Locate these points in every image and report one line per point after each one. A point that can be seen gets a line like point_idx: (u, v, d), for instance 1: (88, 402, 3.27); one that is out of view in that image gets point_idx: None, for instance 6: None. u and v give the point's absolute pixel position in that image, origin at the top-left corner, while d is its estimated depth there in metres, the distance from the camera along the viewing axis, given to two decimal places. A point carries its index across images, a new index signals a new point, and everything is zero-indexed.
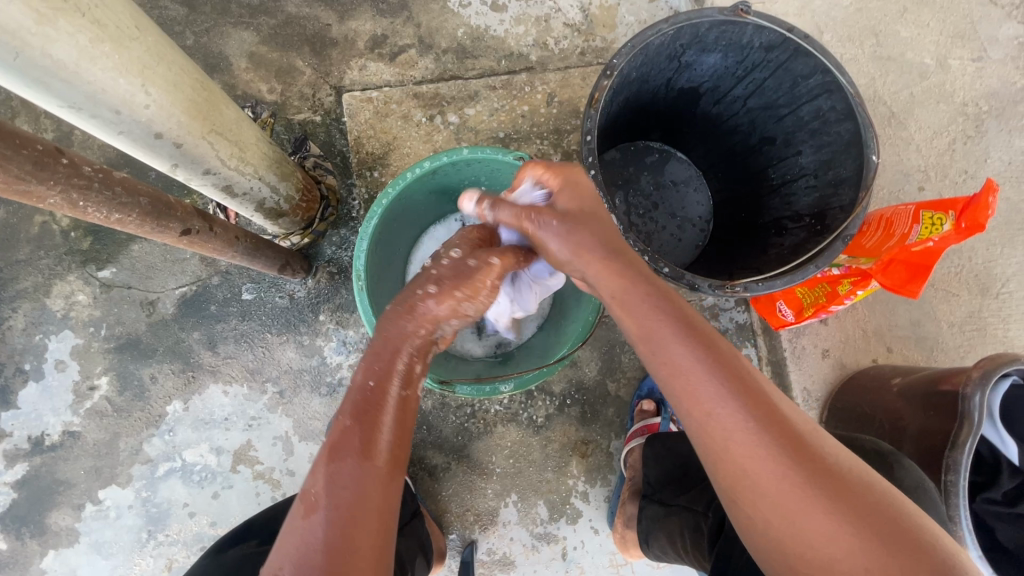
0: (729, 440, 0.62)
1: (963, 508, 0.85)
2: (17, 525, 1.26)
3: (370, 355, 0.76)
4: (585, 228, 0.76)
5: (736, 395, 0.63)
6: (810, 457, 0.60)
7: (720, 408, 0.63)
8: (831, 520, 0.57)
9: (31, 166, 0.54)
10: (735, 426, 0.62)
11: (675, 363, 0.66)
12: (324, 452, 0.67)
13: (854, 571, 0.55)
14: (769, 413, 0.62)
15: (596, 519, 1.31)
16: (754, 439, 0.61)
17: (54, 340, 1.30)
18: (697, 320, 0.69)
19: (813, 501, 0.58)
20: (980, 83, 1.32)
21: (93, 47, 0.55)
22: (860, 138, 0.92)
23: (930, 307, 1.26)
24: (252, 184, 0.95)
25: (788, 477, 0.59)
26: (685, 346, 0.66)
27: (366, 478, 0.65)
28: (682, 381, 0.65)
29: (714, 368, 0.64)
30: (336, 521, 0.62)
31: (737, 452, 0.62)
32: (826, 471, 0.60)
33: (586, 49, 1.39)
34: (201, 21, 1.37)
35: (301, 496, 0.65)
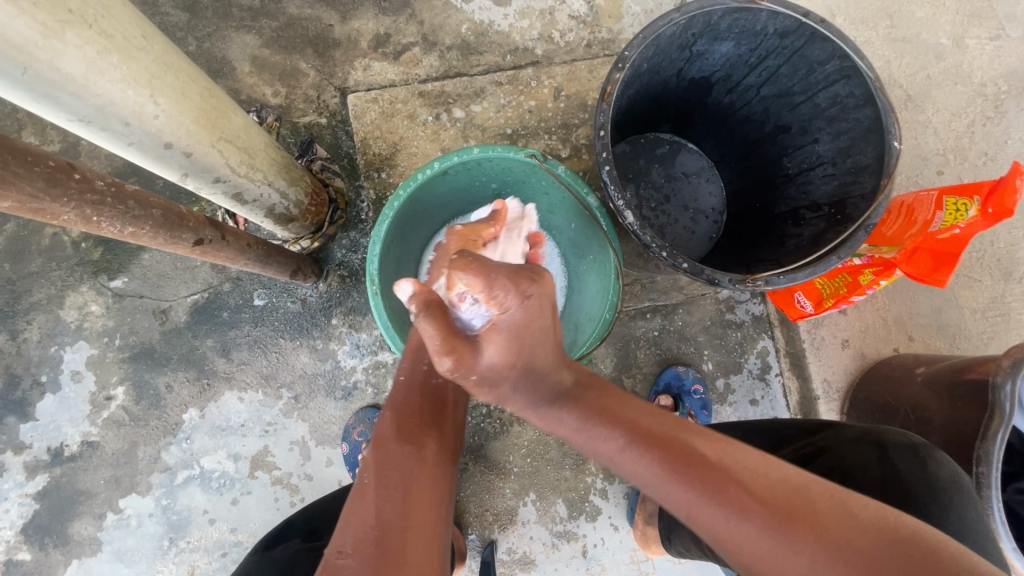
0: (727, 543, 0.60)
1: (996, 500, 0.82)
2: (41, 536, 1.27)
3: (411, 357, 0.84)
4: (511, 349, 0.68)
5: (706, 494, 0.61)
6: (804, 522, 0.56)
7: (699, 515, 0.61)
8: (804, 560, 0.55)
9: (43, 183, 0.53)
10: (690, 503, 0.62)
11: (609, 450, 0.71)
12: (376, 439, 0.71)
13: None
14: (703, 467, 0.63)
15: (615, 516, 1.31)
16: (697, 499, 0.61)
17: (69, 351, 1.30)
18: (641, 425, 0.69)
19: (776, 543, 0.56)
20: (998, 63, 1.29)
21: (101, 59, 0.54)
22: (881, 124, 0.89)
23: (952, 294, 1.24)
24: (262, 191, 0.94)
25: (794, 554, 0.55)
26: (640, 461, 0.67)
27: (413, 460, 0.69)
28: (662, 497, 0.65)
29: (639, 442, 0.68)
30: (393, 498, 0.64)
31: (738, 549, 0.59)
32: (830, 530, 0.55)
33: (592, 40, 1.37)
34: (203, 26, 1.36)
35: (354, 483, 0.68)
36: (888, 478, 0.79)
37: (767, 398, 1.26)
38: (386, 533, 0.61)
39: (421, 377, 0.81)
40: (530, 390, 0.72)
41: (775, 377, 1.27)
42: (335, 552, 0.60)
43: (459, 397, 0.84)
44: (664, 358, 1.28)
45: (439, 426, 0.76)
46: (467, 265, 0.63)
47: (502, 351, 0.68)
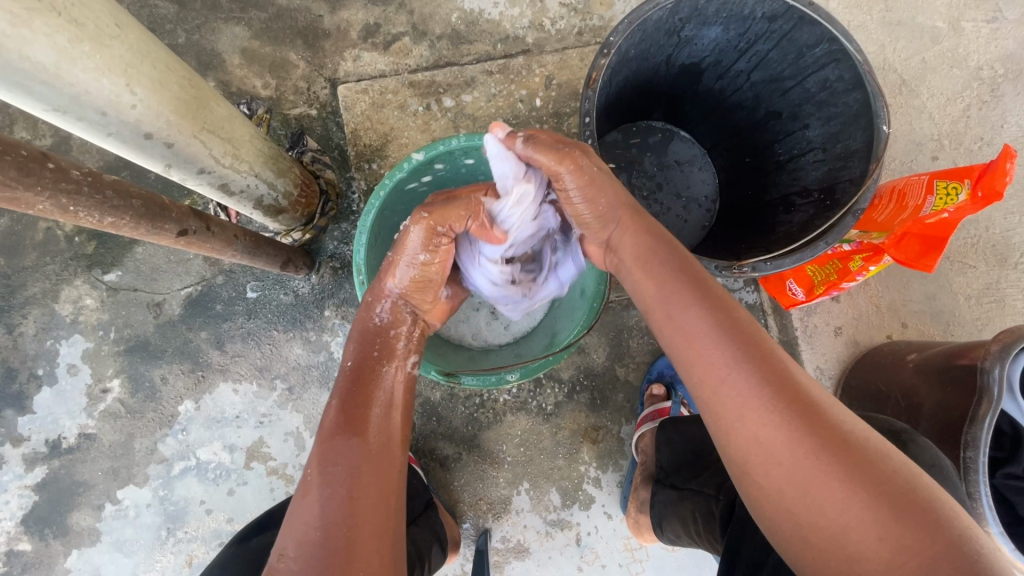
0: (741, 409, 0.61)
1: (982, 485, 0.82)
2: (40, 527, 1.29)
3: (357, 344, 0.82)
4: (609, 185, 0.79)
5: (748, 360, 0.62)
6: (821, 422, 0.58)
7: (731, 373, 0.62)
8: (849, 492, 0.55)
9: (16, 172, 0.53)
10: (725, 361, 0.63)
11: (685, 329, 0.67)
12: (325, 432, 0.70)
13: (866, 543, 0.53)
14: (783, 380, 0.61)
15: (609, 504, 1.31)
16: (766, 406, 0.59)
17: (65, 345, 1.31)
18: (712, 286, 0.69)
19: (827, 469, 0.56)
20: (994, 46, 1.27)
21: (72, 48, 0.54)
22: (870, 108, 0.88)
23: (946, 280, 1.23)
24: (249, 182, 0.94)
25: (800, 442, 0.57)
26: (697, 311, 0.66)
27: (360, 455, 0.68)
28: (696, 347, 0.65)
29: (725, 329, 0.64)
30: (335, 496, 0.64)
31: (748, 421, 0.60)
32: (840, 439, 0.57)
33: (583, 28, 1.36)
34: (191, 18, 1.35)
35: (301, 479, 0.67)
36: None
37: None
38: (329, 533, 0.61)
39: (366, 363, 0.79)
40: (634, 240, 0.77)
41: None
42: (277, 553, 0.61)
43: (407, 380, 0.82)
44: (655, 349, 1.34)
45: (385, 415, 0.74)
46: (574, 152, 0.76)
47: (609, 193, 0.79)
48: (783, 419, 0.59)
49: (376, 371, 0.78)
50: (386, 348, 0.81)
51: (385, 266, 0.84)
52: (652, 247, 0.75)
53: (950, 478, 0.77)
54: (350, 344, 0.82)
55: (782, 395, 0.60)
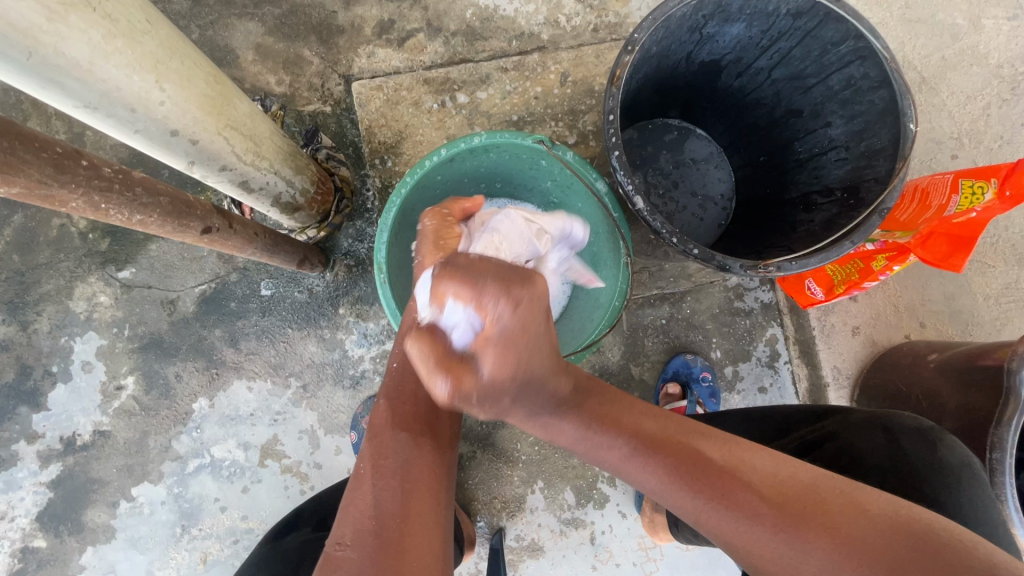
0: (730, 536, 0.61)
1: (1009, 485, 0.82)
2: (55, 523, 1.29)
3: (406, 351, 0.85)
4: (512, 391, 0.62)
5: (701, 488, 0.63)
6: (797, 510, 0.58)
7: (701, 504, 0.63)
8: (810, 554, 0.56)
9: (51, 169, 0.53)
10: (689, 499, 0.63)
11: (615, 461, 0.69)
12: (375, 429, 0.72)
13: None
14: (743, 486, 0.62)
15: (623, 503, 1.31)
16: (742, 522, 0.60)
17: (80, 341, 1.31)
18: (647, 423, 0.70)
19: (781, 540, 0.58)
20: (1015, 43, 1.26)
21: (106, 43, 0.54)
22: (896, 106, 0.87)
23: (965, 279, 1.22)
24: (268, 179, 0.94)
25: (793, 541, 0.57)
26: (640, 460, 0.67)
27: (411, 447, 0.69)
28: (662, 496, 0.66)
29: (669, 465, 0.65)
30: (390, 485, 0.65)
31: (741, 543, 0.60)
32: (824, 521, 0.57)
33: (599, 25, 1.35)
34: (205, 14, 1.35)
35: (353, 474, 0.68)
36: (906, 468, 0.79)
37: (776, 385, 1.26)
38: (385, 520, 0.61)
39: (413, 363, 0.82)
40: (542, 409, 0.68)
41: (785, 365, 1.26)
42: (335, 543, 0.61)
43: None
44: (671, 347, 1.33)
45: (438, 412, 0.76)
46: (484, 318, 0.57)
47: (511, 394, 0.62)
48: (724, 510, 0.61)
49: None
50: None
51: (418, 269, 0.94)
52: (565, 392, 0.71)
53: (977, 478, 0.77)
54: (398, 351, 0.86)
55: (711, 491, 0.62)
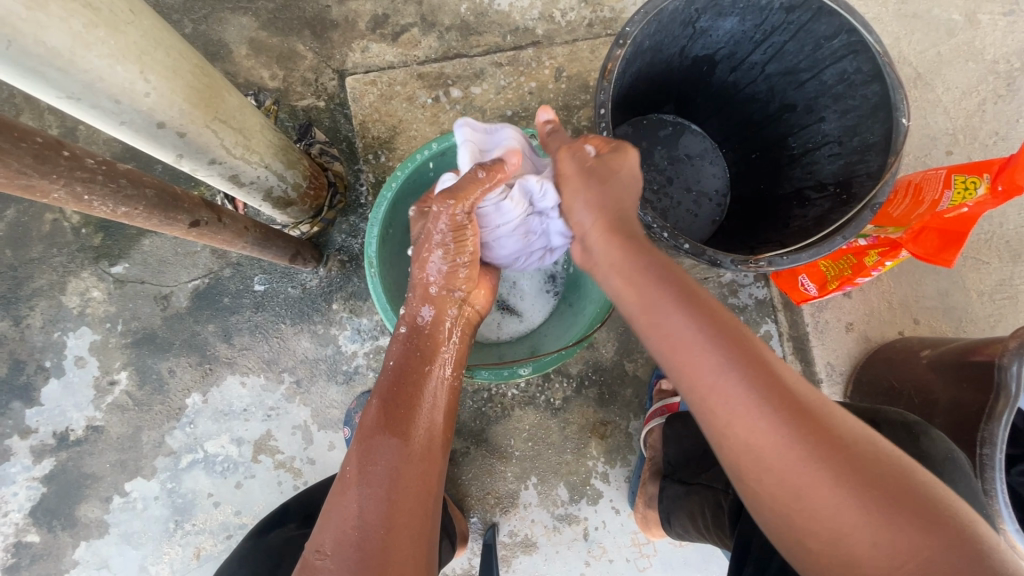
0: (733, 417, 0.59)
1: (999, 482, 0.80)
2: (48, 518, 1.29)
3: (403, 342, 0.80)
4: (599, 192, 0.76)
5: (737, 362, 0.59)
6: (814, 424, 0.57)
7: (722, 379, 0.59)
8: (846, 499, 0.54)
9: (31, 159, 0.53)
10: (715, 364, 0.60)
11: (675, 335, 0.63)
12: (364, 431, 0.69)
13: (862, 549, 0.52)
14: (774, 382, 0.59)
15: (616, 499, 1.31)
16: (757, 412, 0.57)
17: (73, 337, 1.31)
18: (695, 287, 0.66)
19: (821, 477, 0.55)
20: (1011, 39, 1.26)
21: (87, 33, 0.53)
22: (889, 101, 0.86)
23: (959, 276, 1.22)
24: (259, 173, 0.93)
25: (795, 449, 0.56)
26: (681, 314, 0.63)
27: (399, 457, 0.67)
28: (682, 354, 0.62)
29: (709, 332, 0.61)
30: (374, 496, 0.64)
31: (742, 429, 0.58)
32: (836, 444, 0.56)
33: (594, 20, 1.34)
34: (198, 8, 1.34)
35: (338, 476, 0.67)
36: None
37: None
38: (366, 533, 0.62)
39: (411, 362, 0.77)
40: (619, 233, 0.72)
41: None
42: (314, 550, 0.62)
43: (453, 388, 0.79)
44: None
45: (429, 417, 0.72)
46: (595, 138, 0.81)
47: (599, 196, 0.76)
48: (776, 429, 0.57)
49: (422, 373, 0.76)
50: (432, 347, 0.80)
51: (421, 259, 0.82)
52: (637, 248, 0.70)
53: (965, 473, 0.77)
54: (395, 343, 0.80)
55: (771, 404, 0.57)
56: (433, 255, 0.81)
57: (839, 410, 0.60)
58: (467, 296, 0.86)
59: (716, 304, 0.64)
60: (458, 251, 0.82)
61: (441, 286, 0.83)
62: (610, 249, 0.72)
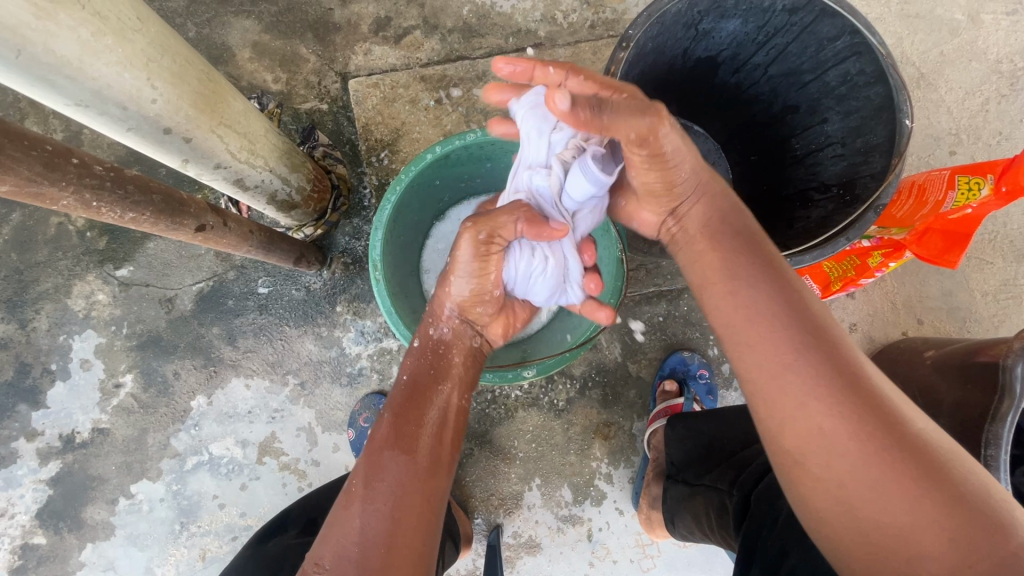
0: (803, 393, 0.58)
1: (1004, 483, 0.78)
2: (55, 520, 1.29)
3: (415, 359, 0.81)
4: (689, 152, 0.74)
5: (813, 344, 0.60)
6: (888, 413, 0.56)
7: (795, 355, 0.60)
8: (920, 492, 0.51)
9: (41, 168, 0.53)
10: (788, 344, 0.61)
11: (749, 309, 0.65)
12: (372, 446, 0.70)
13: (931, 542, 0.49)
14: (847, 366, 0.59)
15: (620, 500, 1.31)
16: (831, 392, 0.57)
17: (78, 339, 1.31)
18: (779, 271, 0.68)
19: (897, 466, 0.53)
20: (1014, 38, 1.25)
21: (95, 41, 0.54)
22: (892, 102, 0.86)
23: (963, 276, 1.22)
24: (263, 177, 0.94)
25: (869, 433, 0.55)
26: (760, 294, 0.65)
27: (403, 472, 0.67)
28: (756, 328, 0.64)
29: (785, 313, 0.63)
30: (378, 511, 0.64)
31: (813, 407, 0.57)
32: (908, 437, 0.54)
33: (596, 21, 1.34)
34: (202, 12, 1.34)
35: (344, 491, 0.67)
36: None
37: None
38: (366, 552, 0.61)
39: (423, 379, 0.78)
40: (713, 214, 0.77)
41: None
42: (314, 562, 0.62)
43: (459, 412, 0.78)
44: (668, 345, 1.33)
45: (435, 434, 0.72)
46: (649, 105, 0.65)
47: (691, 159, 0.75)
48: (852, 411, 0.55)
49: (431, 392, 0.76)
50: (445, 365, 0.81)
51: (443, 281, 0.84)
52: (726, 244, 0.73)
53: None
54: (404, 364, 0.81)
55: (851, 386, 0.57)
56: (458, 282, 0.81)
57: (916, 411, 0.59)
58: (479, 326, 0.87)
59: (802, 289, 0.66)
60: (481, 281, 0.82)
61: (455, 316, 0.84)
62: (705, 229, 0.77)
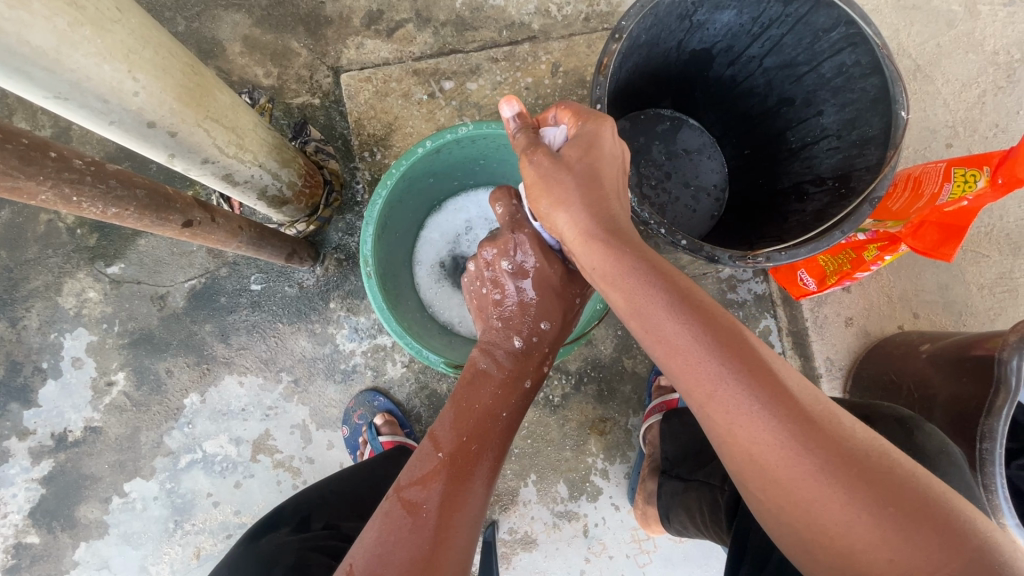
0: (733, 425, 0.55)
1: (999, 477, 0.79)
2: (48, 519, 1.29)
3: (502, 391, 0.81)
4: (570, 187, 0.68)
5: (735, 372, 0.55)
6: (821, 436, 0.53)
7: (719, 388, 0.55)
8: (855, 514, 0.50)
9: (17, 161, 0.52)
10: (708, 377, 0.56)
11: (665, 339, 0.59)
12: (452, 476, 0.68)
13: (878, 566, 0.49)
14: (776, 393, 0.54)
15: (616, 496, 1.31)
16: (759, 424, 0.54)
17: (70, 337, 1.30)
18: (692, 288, 0.61)
19: (828, 490, 0.51)
20: (1012, 30, 1.24)
21: (72, 32, 0.53)
22: (888, 94, 0.85)
23: (959, 270, 1.21)
24: (253, 172, 0.93)
25: (801, 461, 0.52)
26: (676, 319, 0.58)
27: (474, 505, 0.67)
28: (678, 360, 0.58)
29: (703, 341, 0.57)
30: (450, 539, 0.62)
31: (744, 439, 0.55)
32: (842, 456, 0.52)
33: (591, 14, 1.33)
34: (192, 5, 1.33)
35: (410, 508, 0.64)
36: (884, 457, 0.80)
37: None
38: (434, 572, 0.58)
39: (503, 415, 0.79)
40: (593, 227, 0.66)
41: None
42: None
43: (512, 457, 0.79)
44: None
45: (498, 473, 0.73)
46: (530, 148, 0.71)
47: (565, 193, 0.68)
48: (775, 439, 0.53)
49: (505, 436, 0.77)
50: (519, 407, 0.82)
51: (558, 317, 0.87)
52: (624, 253, 0.64)
53: (959, 468, 0.77)
54: (488, 388, 0.81)
55: (775, 413, 0.54)
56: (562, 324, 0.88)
57: (849, 419, 0.56)
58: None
59: (715, 305, 0.60)
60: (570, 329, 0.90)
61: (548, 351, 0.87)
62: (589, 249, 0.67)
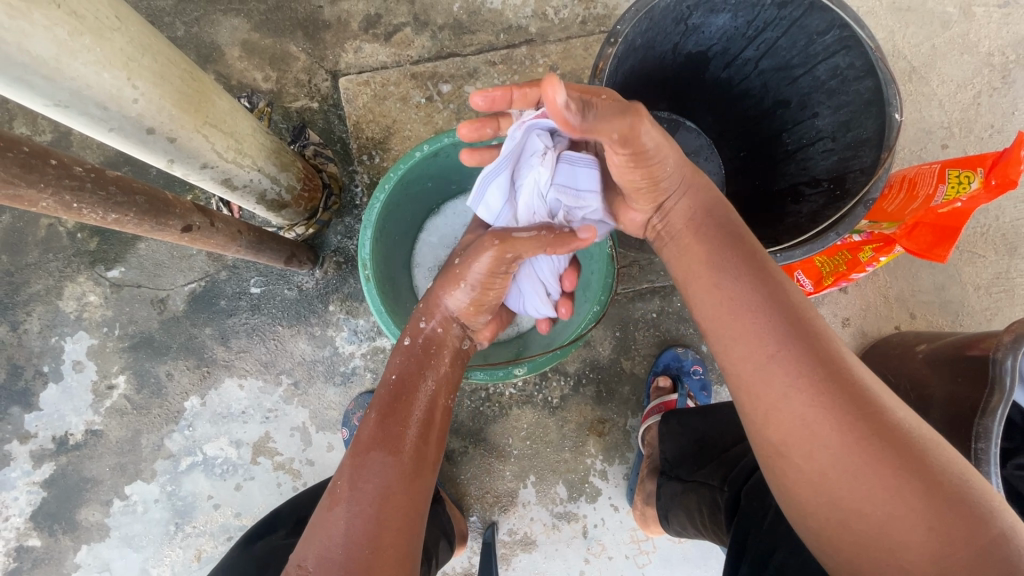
0: (788, 384, 0.59)
1: (995, 477, 0.77)
2: (49, 522, 1.29)
3: (404, 357, 0.80)
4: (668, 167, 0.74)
5: (798, 337, 0.61)
6: (870, 406, 0.56)
7: (782, 346, 0.60)
8: (898, 482, 0.52)
9: (18, 169, 0.53)
10: (773, 337, 0.61)
11: (733, 302, 0.66)
12: (355, 450, 0.69)
13: (914, 536, 0.50)
14: (834, 360, 0.59)
15: (615, 496, 1.31)
16: (814, 383, 0.58)
17: (70, 341, 1.31)
18: (762, 265, 0.68)
19: (874, 457, 0.54)
20: (1006, 31, 1.25)
21: (72, 41, 0.53)
22: (882, 96, 0.86)
23: (955, 270, 1.22)
24: (252, 176, 0.93)
25: (852, 424, 0.55)
26: (747, 284, 0.66)
27: (389, 469, 0.67)
28: (744, 321, 0.64)
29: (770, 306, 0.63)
30: (362, 514, 0.63)
31: (797, 398, 0.58)
32: (888, 429, 0.55)
33: (587, 17, 1.33)
34: (190, 11, 1.33)
35: (329, 492, 0.67)
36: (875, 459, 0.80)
37: None
38: (350, 551, 0.61)
39: (408, 376, 0.77)
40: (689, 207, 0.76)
41: None
42: (297, 565, 0.62)
43: (445, 414, 0.77)
44: (661, 341, 1.33)
45: (420, 433, 0.72)
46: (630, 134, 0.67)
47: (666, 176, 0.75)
48: (834, 403, 0.56)
49: (416, 390, 0.75)
50: (432, 365, 0.80)
51: (446, 284, 0.85)
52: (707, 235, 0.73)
53: None
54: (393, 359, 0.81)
55: (832, 376, 0.58)
56: (461, 288, 0.83)
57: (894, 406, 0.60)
58: (471, 330, 0.88)
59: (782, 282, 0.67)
60: (484, 292, 0.84)
61: (451, 314, 0.85)
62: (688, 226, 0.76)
